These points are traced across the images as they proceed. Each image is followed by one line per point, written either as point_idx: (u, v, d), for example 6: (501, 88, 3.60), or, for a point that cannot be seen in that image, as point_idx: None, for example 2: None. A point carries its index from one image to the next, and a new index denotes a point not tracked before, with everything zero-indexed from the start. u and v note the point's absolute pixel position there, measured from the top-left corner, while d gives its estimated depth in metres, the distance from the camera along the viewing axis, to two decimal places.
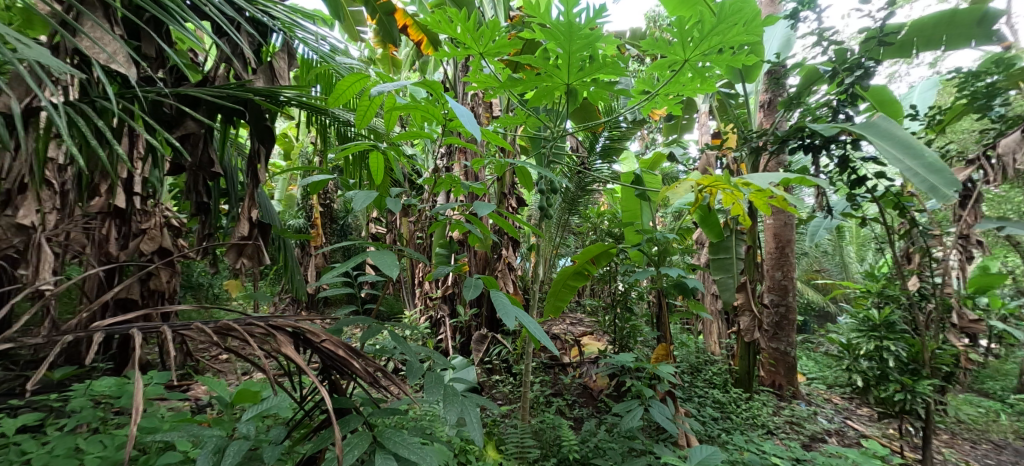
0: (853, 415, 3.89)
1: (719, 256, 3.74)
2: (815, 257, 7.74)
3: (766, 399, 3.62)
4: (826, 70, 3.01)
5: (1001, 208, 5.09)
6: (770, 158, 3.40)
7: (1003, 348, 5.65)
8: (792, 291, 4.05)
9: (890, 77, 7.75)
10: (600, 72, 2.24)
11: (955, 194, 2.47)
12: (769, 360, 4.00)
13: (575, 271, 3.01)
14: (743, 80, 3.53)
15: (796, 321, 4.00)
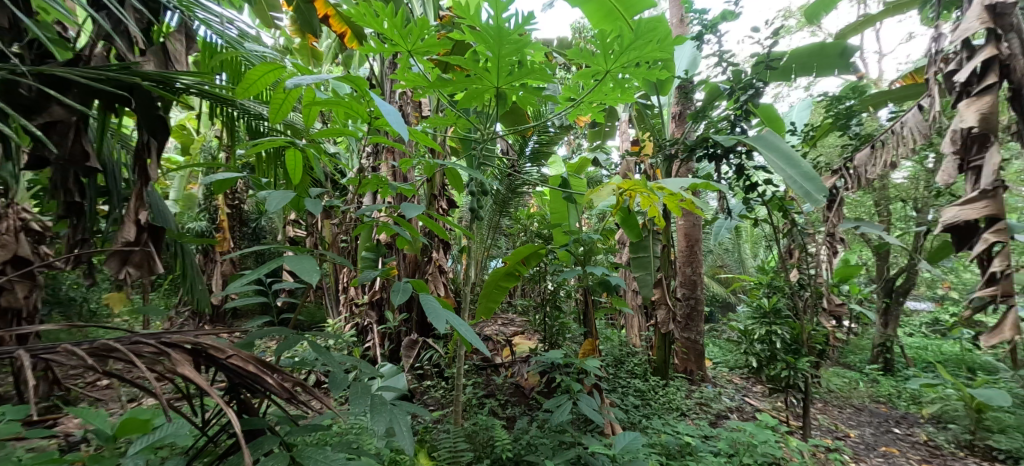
0: (750, 393, 4.42)
1: (638, 255, 4.09)
2: (716, 255, 8.67)
3: (679, 384, 3.97)
4: (725, 88, 3.40)
5: (857, 210, 6.08)
6: (680, 165, 3.74)
7: (859, 328, 6.74)
8: (700, 285, 4.45)
9: (775, 97, 8.86)
10: (529, 77, 2.30)
11: (823, 199, 2.96)
12: (682, 349, 4.40)
13: (506, 271, 3.05)
14: (657, 93, 3.88)
15: (703, 312, 4.41)
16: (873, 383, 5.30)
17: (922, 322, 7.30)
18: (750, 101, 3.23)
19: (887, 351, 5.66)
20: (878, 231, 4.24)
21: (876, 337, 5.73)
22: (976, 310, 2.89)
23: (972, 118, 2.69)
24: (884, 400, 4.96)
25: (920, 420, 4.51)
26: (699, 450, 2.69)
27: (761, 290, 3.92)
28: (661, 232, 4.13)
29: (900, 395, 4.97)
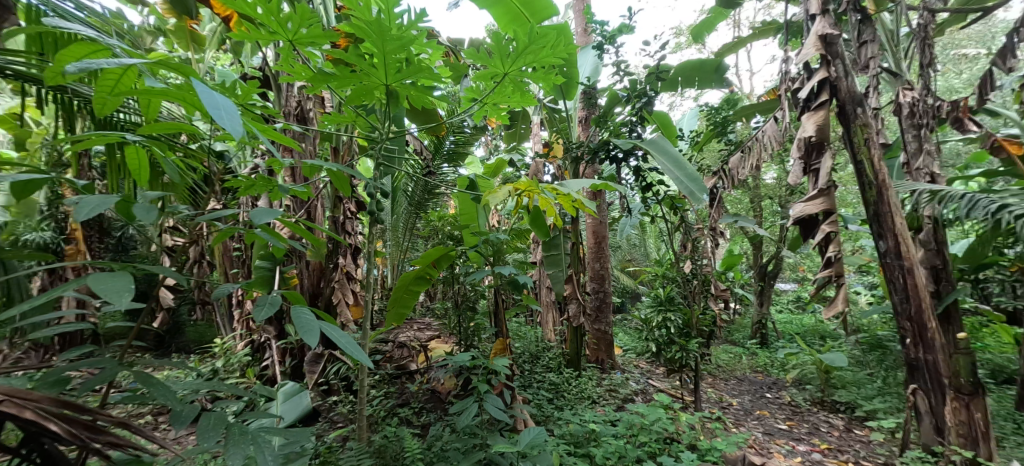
0: (653, 375, 4.81)
1: (550, 252, 4.27)
2: (624, 250, 9.25)
3: (591, 374, 4.20)
4: (624, 95, 3.67)
5: (737, 206, 6.87)
6: (586, 166, 3.93)
7: (742, 308, 7.64)
8: (608, 279, 4.73)
9: (670, 105, 9.70)
10: (418, 76, 2.17)
11: (704, 197, 3.34)
12: (593, 340, 4.65)
13: (417, 275, 3.01)
14: (564, 97, 4.09)
15: (611, 304, 4.70)
16: (754, 356, 6.03)
17: (789, 299, 8.46)
18: (644, 108, 3.56)
19: (764, 328, 6.46)
20: (754, 224, 4.83)
21: (755, 316, 6.52)
22: (820, 289, 3.42)
23: (812, 128, 3.21)
24: (761, 370, 5.67)
25: (788, 384, 5.23)
26: (603, 435, 2.86)
27: (660, 280, 4.29)
28: (571, 230, 4.33)
29: (773, 364, 5.72)
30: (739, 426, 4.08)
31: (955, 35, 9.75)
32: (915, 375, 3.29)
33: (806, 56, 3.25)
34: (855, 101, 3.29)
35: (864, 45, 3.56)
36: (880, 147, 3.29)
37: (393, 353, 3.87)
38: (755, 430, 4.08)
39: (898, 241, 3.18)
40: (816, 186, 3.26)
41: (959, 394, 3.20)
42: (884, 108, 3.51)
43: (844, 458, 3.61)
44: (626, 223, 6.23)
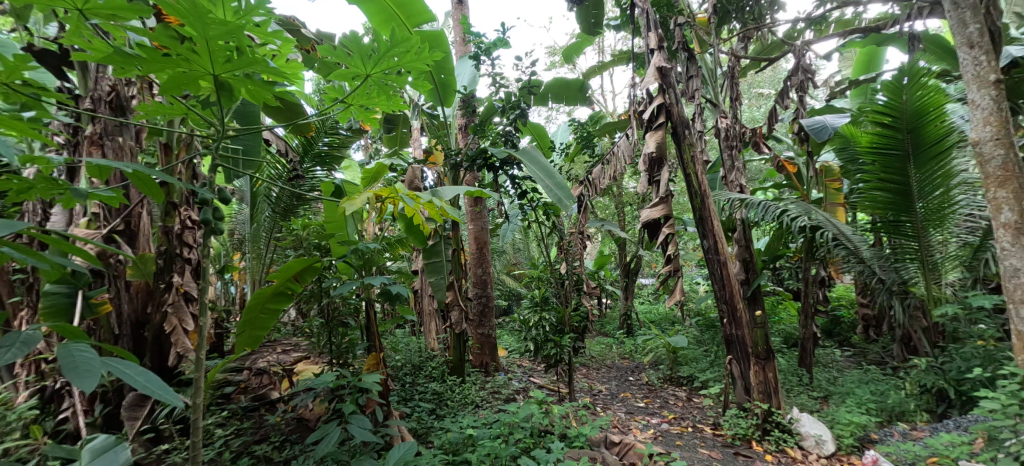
0: (535, 373, 5.04)
1: (432, 260, 4.28)
2: (508, 254, 9.50)
3: (475, 378, 4.27)
4: (500, 106, 3.81)
5: (605, 211, 7.53)
6: (465, 173, 3.98)
7: (611, 303, 8.42)
8: (490, 283, 4.84)
9: (546, 119, 10.31)
10: (256, 68, 1.76)
11: (571, 204, 3.57)
12: (477, 344, 4.72)
13: (274, 291, 2.78)
14: (442, 103, 4.12)
15: (494, 308, 4.80)
16: (621, 344, 6.65)
17: (648, 291, 9.50)
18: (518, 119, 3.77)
19: (629, 318, 7.17)
20: (618, 228, 5.33)
21: (622, 308, 7.21)
22: (664, 282, 3.93)
23: (653, 146, 3.71)
24: (628, 356, 6.30)
25: (649, 367, 5.88)
26: (481, 439, 2.90)
27: (536, 282, 4.54)
28: (452, 237, 4.35)
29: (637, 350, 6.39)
30: (606, 409, 4.49)
31: (758, 77, 12.12)
32: (731, 347, 4.06)
33: (647, 84, 3.77)
34: (682, 124, 3.84)
35: (692, 79, 4.18)
36: (702, 162, 3.91)
37: (249, 384, 3.47)
38: (619, 411, 4.53)
39: (715, 239, 3.84)
40: (658, 194, 3.75)
41: (759, 359, 3.94)
42: (707, 131, 4.14)
43: (684, 424, 4.28)
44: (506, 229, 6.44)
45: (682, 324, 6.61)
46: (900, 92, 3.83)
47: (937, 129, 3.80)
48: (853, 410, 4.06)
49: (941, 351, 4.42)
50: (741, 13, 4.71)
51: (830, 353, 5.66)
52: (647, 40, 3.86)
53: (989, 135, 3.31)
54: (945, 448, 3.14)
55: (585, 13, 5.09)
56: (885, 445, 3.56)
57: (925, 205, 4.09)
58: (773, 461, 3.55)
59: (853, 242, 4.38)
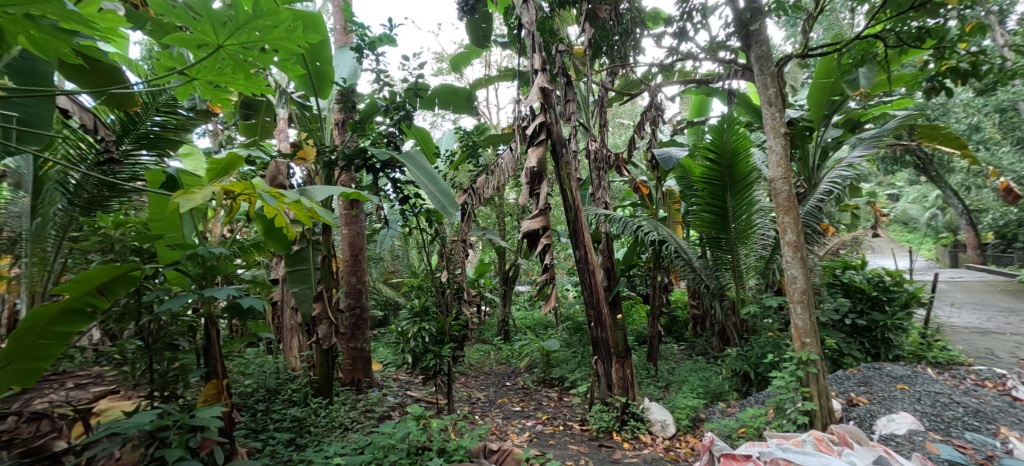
0: (411, 387, 4.89)
1: (297, 268, 3.88)
2: (386, 261, 9.09)
3: (345, 398, 3.99)
4: (383, 105, 3.64)
5: (487, 220, 7.63)
6: (341, 173, 3.72)
7: (490, 310, 8.55)
8: (366, 293, 4.58)
9: (432, 124, 10.19)
10: (37, 9, 1.60)
11: (455, 212, 3.52)
12: (347, 360, 4.42)
13: (66, 307, 2.40)
14: (315, 93, 3.83)
15: (369, 320, 4.55)
16: (499, 351, 6.78)
17: (525, 298, 9.85)
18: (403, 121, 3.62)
19: (506, 325, 7.35)
20: (499, 237, 5.43)
21: (500, 316, 7.35)
22: (541, 290, 4.09)
23: (534, 161, 3.84)
24: (505, 362, 6.45)
25: (524, 372, 6.06)
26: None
27: (415, 292, 4.34)
28: (321, 242, 4.01)
29: (513, 355, 6.57)
30: (484, 417, 4.50)
31: (620, 107, 13.56)
32: (597, 347, 4.29)
33: (530, 102, 3.88)
34: (561, 143, 4.10)
35: (568, 103, 4.45)
36: (576, 180, 4.19)
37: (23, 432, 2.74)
38: (496, 417, 4.59)
39: (585, 250, 4.09)
40: (538, 207, 3.89)
41: (620, 357, 4.28)
42: (580, 152, 4.42)
43: (556, 424, 4.47)
44: (385, 236, 6.08)
45: (554, 329, 6.96)
46: (722, 134, 4.44)
47: (745, 167, 4.51)
48: (687, 395, 4.73)
49: (746, 340, 5.33)
50: (611, 48, 4.78)
51: (669, 346, 6.48)
52: (532, 61, 3.99)
53: (779, 175, 3.93)
54: (751, 421, 3.80)
55: (474, 25, 5.11)
56: (710, 422, 4.20)
57: (737, 225, 4.83)
58: (629, 448, 3.92)
59: (687, 254, 5.20)
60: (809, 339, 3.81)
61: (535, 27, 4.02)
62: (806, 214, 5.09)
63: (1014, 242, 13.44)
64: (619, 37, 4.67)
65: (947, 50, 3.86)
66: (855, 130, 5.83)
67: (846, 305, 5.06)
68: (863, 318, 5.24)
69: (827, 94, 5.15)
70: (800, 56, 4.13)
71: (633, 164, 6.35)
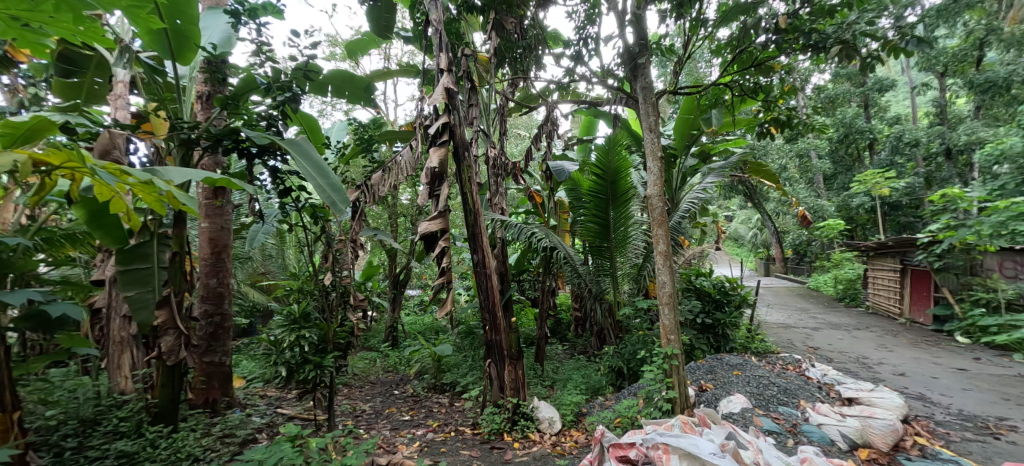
0: (282, 403, 4.54)
1: (134, 267, 3.33)
2: (256, 261, 8.17)
3: (193, 424, 3.51)
4: (263, 83, 3.29)
5: (378, 220, 7.28)
6: (203, 156, 3.31)
7: (376, 316, 8.18)
8: (228, 298, 4.19)
9: (319, 112, 9.52)
10: None
11: (347, 210, 3.25)
12: (199, 377, 3.97)
13: None
14: (173, 58, 3.36)
15: (230, 329, 4.18)
16: (386, 358, 6.52)
17: (414, 303, 9.58)
18: (288, 104, 3.30)
19: (395, 330, 7.07)
20: (390, 238, 5.20)
21: (389, 321, 7.04)
22: (436, 295, 3.99)
23: (436, 162, 3.71)
24: (392, 369, 6.21)
25: (412, 378, 5.89)
26: None
27: (295, 295, 4.17)
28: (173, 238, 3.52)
29: (401, 362, 6.33)
30: (370, 431, 4.26)
31: (515, 119, 14.00)
32: (490, 350, 4.29)
33: (434, 102, 3.76)
34: (463, 147, 4.06)
35: (471, 107, 4.42)
36: (477, 185, 4.18)
37: None
38: (383, 429, 4.37)
39: (483, 254, 4.09)
40: (438, 208, 3.81)
41: (512, 359, 4.34)
42: (482, 156, 4.43)
43: (448, 430, 4.39)
44: (256, 231, 5.44)
45: (446, 333, 6.87)
46: (607, 154, 4.81)
47: (625, 183, 4.92)
48: (572, 392, 4.96)
49: (619, 339, 5.76)
50: (515, 60, 4.86)
51: (554, 347, 6.77)
52: (437, 60, 3.89)
53: (655, 193, 4.31)
54: (626, 410, 4.14)
55: (377, 13, 4.84)
56: (592, 415, 4.45)
57: (617, 236, 5.21)
58: (519, 447, 3.98)
59: (574, 260, 5.48)
60: (673, 336, 4.20)
61: (443, 27, 3.93)
62: (673, 227, 5.69)
63: (806, 257, 16.75)
64: (523, 50, 4.76)
65: (771, 104, 4.61)
66: (706, 160, 6.53)
67: (698, 306, 5.78)
68: (709, 317, 6.00)
69: (688, 129, 5.81)
70: (671, 92, 4.59)
71: (529, 173, 6.48)
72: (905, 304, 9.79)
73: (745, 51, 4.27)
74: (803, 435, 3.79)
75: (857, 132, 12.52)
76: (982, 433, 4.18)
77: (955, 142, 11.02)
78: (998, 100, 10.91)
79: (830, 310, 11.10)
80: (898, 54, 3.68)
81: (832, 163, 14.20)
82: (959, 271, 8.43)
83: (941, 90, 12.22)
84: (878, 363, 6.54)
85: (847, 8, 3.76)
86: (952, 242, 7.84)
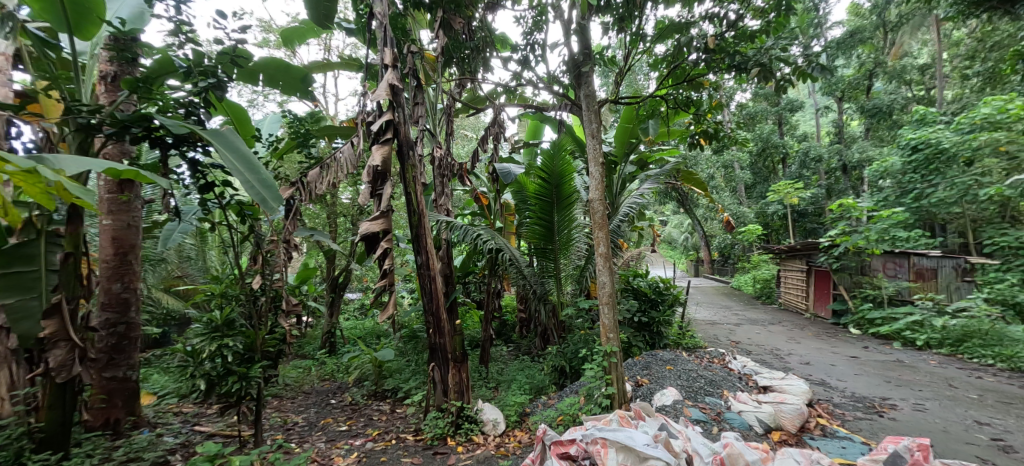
0: (200, 420, 4.27)
1: (17, 271, 2.96)
2: (174, 264, 7.51)
3: (89, 449, 3.21)
4: (181, 67, 3.03)
5: (314, 220, 6.95)
6: (106, 145, 3.00)
7: (311, 321, 7.80)
8: (135, 305, 3.83)
9: (249, 103, 8.99)
10: None
11: (279, 207, 3.06)
12: (98, 394, 3.61)
13: None
14: (71, 32, 3.03)
15: (138, 339, 3.84)
16: (322, 365, 6.24)
17: (354, 307, 9.24)
18: (211, 91, 3.07)
19: (332, 336, 6.78)
20: (327, 239, 4.95)
21: (326, 326, 6.71)
22: (377, 297, 3.85)
23: (379, 159, 3.59)
24: (329, 377, 5.94)
25: (350, 385, 5.65)
26: None
27: (217, 301, 3.86)
28: (67, 238, 3.17)
29: (338, 369, 6.07)
30: (302, 445, 4.04)
31: (461, 119, 13.90)
32: (433, 354, 4.19)
33: (378, 97, 3.62)
34: (407, 145, 3.95)
35: (416, 105, 4.33)
36: (421, 185, 4.08)
37: None
38: (317, 441, 4.17)
39: (427, 255, 4.00)
40: (379, 208, 3.68)
41: (456, 362, 4.27)
42: (426, 156, 4.35)
43: (388, 438, 4.25)
44: (170, 230, 5.04)
45: (388, 338, 6.67)
46: (552, 157, 4.87)
47: (570, 186, 5.00)
48: (515, 392, 4.98)
49: (563, 340, 5.84)
50: (462, 60, 4.80)
51: (499, 349, 6.76)
52: (381, 55, 3.76)
53: (596, 197, 4.43)
54: (567, 408, 4.22)
55: (316, 2, 4.62)
56: (535, 415, 4.49)
57: (561, 238, 5.30)
58: (463, 451, 3.93)
59: (519, 262, 5.46)
60: (612, 334, 4.31)
61: (387, 21, 3.82)
62: (613, 231, 5.87)
63: (729, 259, 17.96)
64: (470, 51, 4.72)
65: (701, 117, 4.88)
66: (643, 168, 6.77)
67: (635, 306, 6.00)
68: (645, 316, 6.25)
69: (628, 137, 6.06)
70: (612, 102, 4.72)
71: (475, 174, 6.42)
72: (809, 301, 10.73)
73: (679, 67, 4.49)
74: (726, 422, 4.02)
75: (773, 147, 13.90)
76: (870, 412, 4.64)
77: (850, 159, 12.67)
78: (882, 123, 12.79)
79: (751, 308, 11.95)
80: (806, 78, 4.05)
81: (752, 174, 15.31)
82: (851, 271, 9.51)
83: (840, 112, 13.66)
84: (788, 354, 7.09)
85: (766, 34, 4.07)
86: (847, 246, 9.06)
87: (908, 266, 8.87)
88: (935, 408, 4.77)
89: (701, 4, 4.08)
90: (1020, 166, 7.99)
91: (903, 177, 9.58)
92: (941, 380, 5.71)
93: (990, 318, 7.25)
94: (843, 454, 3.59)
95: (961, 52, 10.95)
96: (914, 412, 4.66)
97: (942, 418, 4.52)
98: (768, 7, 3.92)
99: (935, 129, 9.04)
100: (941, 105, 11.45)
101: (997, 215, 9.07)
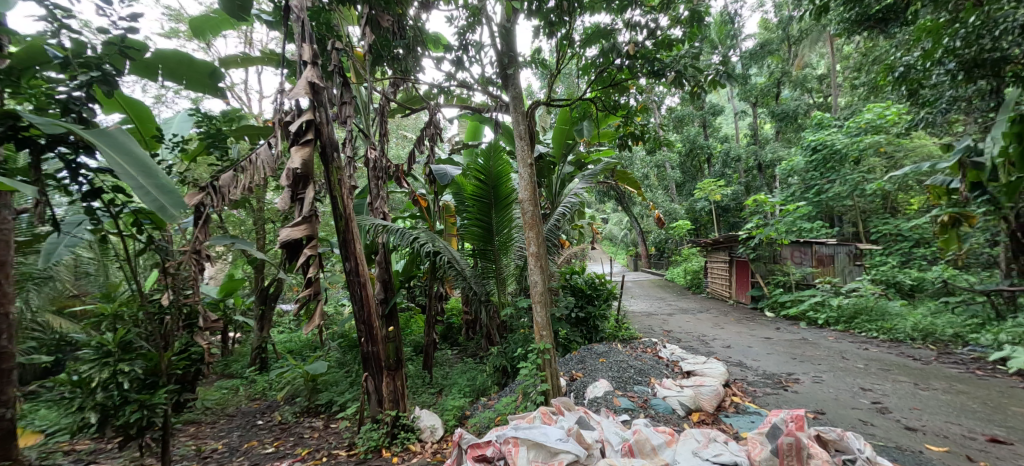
0: (95, 459, 3.96)
1: None
2: (72, 282, 6.71)
3: None
4: (55, 57, 2.70)
5: (238, 227, 6.45)
6: None
7: (238, 337, 7.25)
8: (9, 332, 3.35)
9: (156, 99, 8.21)
10: None
11: (179, 213, 2.78)
12: None
13: None
14: None
15: (14, 371, 3.36)
16: (251, 384, 5.84)
17: (289, 319, 8.72)
18: (95, 85, 2.76)
19: (263, 351, 6.35)
20: (250, 248, 4.60)
21: (255, 341, 6.25)
22: (302, 308, 3.64)
23: (298, 161, 3.39)
24: (258, 396, 5.57)
25: (279, 403, 5.32)
26: None
27: (111, 323, 3.47)
28: None
29: (266, 386, 5.70)
30: None
31: (403, 119, 13.53)
32: (366, 364, 4.00)
33: (297, 95, 3.41)
34: (331, 146, 3.76)
35: (344, 104, 4.14)
36: (348, 188, 3.91)
37: None
38: None
39: (356, 261, 3.81)
40: (301, 213, 3.46)
41: (390, 370, 4.14)
42: (356, 159, 4.18)
43: (318, 457, 4.03)
44: (55, 243, 4.45)
45: (322, 349, 6.35)
46: (488, 159, 4.84)
47: (504, 187, 5.00)
48: (455, 396, 4.93)
49: (504, 340, 5.86)
50: (395, 59, 4.66)
51: (443, 353, 6.67)
52: (300, 51, 3.55)
53: (526, 197, 4.47)
54: (504, 408, 4.24)
55: None
56: (473, 417, 4.47)
57: (499, 239, 5.31)
58: (399, 462, 3.82)
59: (458, 264, 5.31)
60: (545, 332, 4.37)
61: (305, 15, 3.62)
62: (548, 231, 5.93)
63: (663, 253, 18.94)
64: (402, 50, 4.59)
65: (630, 119, 5.08)
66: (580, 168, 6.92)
67: (573, 303, 6.13)
68: (582, 311, 6.47)
69: (564, 138, 6.17)
70: (546, 105, 4.79)
71: (412, 176, 6.27)
72: (733, 289, 11.50)
73: (606, 71, 4.65)
74: (651, 408, 4.22)
75: (699, 148, 14.84)
76: (777, 387, 5.08)
77: (764, 159, 13.83)
78: (789, 127, 14.05)
79: (684, 298, 12.69)
80: (718, 86, 4.35)
81: (681, 173, 16.25)
82: (766, 260, 10.34)
83: (754, 116, 14.85)
84: (713, 339, 7.60)
85: (683, 43, 4.31)
86: (760, 238, 9.84)
87: (811, 254, 9.76)
88: (829, 379, 5.31)
89: (627, 12, 4.25)
90: (896, 165, 9.12)
91: (807, 174, 10.62)
92: (836, 354, 6.36)
93: (874, 296, 8.23)
94: (749, 428, 3.91)
95: (850, 64, 12.31)
96: (813, 384, 5.16)
97: (835, 387, 5.04)
98: (684, 18, 4.16)
99: (830, 132, 10.11)
100: (835, 111, 12.81)
101: (880, 207, 10.26)
